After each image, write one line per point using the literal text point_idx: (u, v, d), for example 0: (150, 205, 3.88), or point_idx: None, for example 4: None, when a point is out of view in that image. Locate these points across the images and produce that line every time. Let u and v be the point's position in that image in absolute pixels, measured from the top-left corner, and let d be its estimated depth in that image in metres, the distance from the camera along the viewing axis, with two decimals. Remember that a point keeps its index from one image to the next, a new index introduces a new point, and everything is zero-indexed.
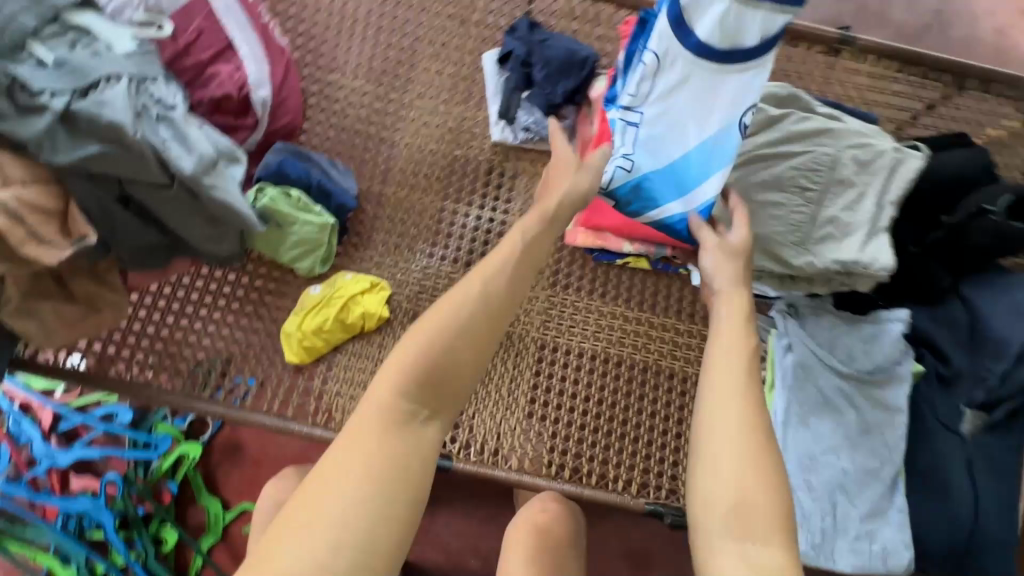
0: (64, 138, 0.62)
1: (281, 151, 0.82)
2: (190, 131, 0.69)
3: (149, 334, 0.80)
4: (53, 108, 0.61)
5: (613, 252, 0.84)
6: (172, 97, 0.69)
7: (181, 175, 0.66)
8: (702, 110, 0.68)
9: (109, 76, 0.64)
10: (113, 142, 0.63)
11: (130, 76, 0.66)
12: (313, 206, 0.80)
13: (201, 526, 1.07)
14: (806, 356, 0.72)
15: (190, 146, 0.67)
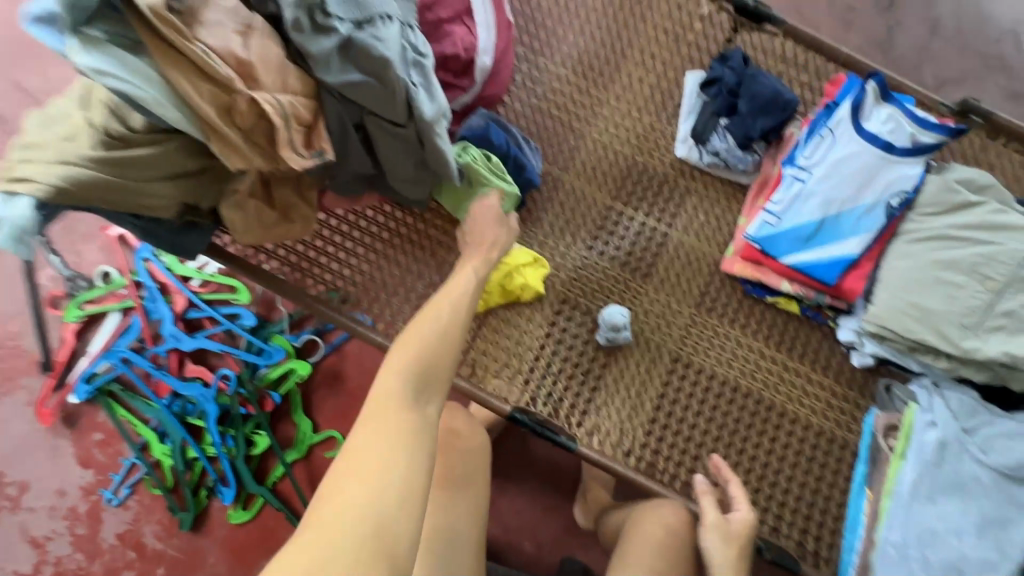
0: (338, 62, 0.67)
1: (485, 118, 0.86)
2: (434, 82, 0.74)
3: (324, 251, 0.86)
4: (338, 32, 0.66)
5: (768, 289, 0.86)
6: (424, 46, 0.74)
7: (419, 120, 0.72)
8: (860, 185, 0.79)
9: (384, 15, 0.70)
10: (377, 77, 0.68)
11: (399, 20, 0.71)
12: (506, 175, 0.83)
13: (287, 441, 1.12)
14: (947, 436, 0.73)
15: (432, 96, 0.73)
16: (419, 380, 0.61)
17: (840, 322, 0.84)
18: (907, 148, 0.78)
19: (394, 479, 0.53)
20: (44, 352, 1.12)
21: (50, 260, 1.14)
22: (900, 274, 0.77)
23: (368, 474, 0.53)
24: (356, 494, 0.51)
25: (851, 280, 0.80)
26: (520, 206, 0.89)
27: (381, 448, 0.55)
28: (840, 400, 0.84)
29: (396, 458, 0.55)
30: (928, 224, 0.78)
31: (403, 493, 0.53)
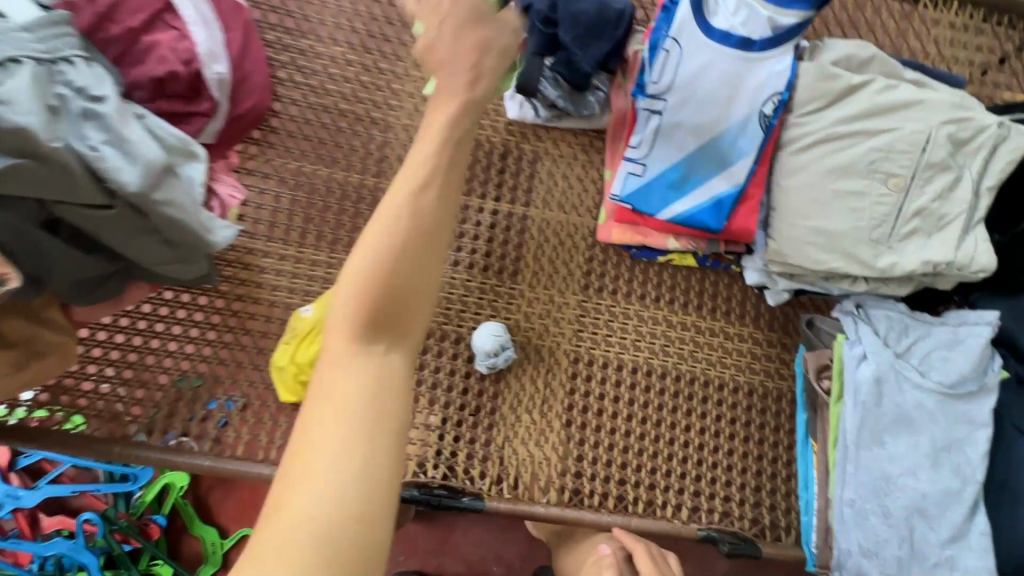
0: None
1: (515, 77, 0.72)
2: (131, 130, 0.52)
3: (105, 375, 0.66)
4: None
5: (655, 249, 0.72)
6: (99, 83, 0.52)
7: (124, 192, 0.51)
8: (726, 101, 0.64)
9: (5, 62, 0.48)
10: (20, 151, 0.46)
11: (36, 60, 0.49)
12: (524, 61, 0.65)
13: (197, 556, 0.97)
14: (882, 369, 0.63)
15: (132, 152, 0.52)
16: (370, 311, 0.36)
17: (743, 264, 0.72)
18: (767, 40, 0.62)
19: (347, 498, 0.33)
20: None
21: None
22: (792, 196, 0.64)
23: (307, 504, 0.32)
24: (314, 495, 0.32)
25: (741, 218, 0.66)
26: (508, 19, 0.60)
27: (325, 466, 0.33)
28: (764, 348, 0.74)
29: (348, 458, 0.33)
30: (812, 125, 0.63)
31: (373, 490, 0.33)
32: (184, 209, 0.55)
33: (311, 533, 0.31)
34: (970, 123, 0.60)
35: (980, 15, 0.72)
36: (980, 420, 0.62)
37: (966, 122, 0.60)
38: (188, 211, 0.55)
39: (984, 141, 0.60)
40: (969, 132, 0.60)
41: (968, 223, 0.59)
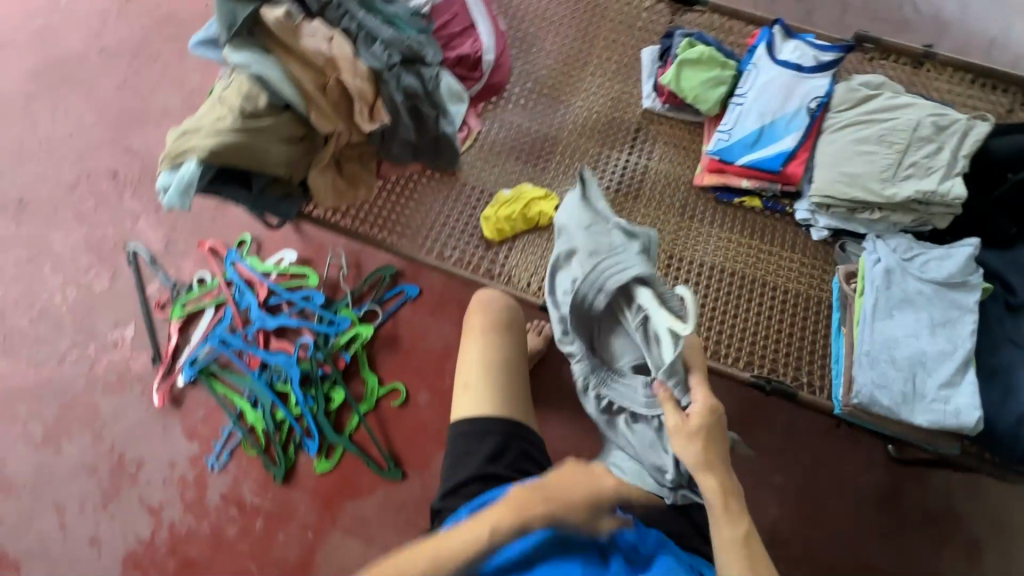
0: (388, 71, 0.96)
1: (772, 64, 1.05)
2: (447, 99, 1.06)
3: (378, 206, 1.10)
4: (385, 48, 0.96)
5: (732, 191, 1.08)
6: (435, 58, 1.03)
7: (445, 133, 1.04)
8: (785, 98, 1.04)
9: (420, 43, 1.02)
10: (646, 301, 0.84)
11: (424, 41, 1.03)
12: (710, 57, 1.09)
13: (359, 396, 1.31)
14: (891, 264, 0.92)
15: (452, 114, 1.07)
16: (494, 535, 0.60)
17: (795, 206, 1.05)
18: (813, 67, 1.04)
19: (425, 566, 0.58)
20: (154, 347, 1.37)
21: (157, 272, 1.41)
22: (828, 154, 0.99)
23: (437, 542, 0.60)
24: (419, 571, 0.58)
25: (794, 166, 1.01)
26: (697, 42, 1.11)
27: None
28: (810, 268, 1.03)
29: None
30: (843, 116, 1.00)
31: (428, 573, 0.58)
32: (450, 128, 1.05)
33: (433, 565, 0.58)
34: (947, 116, 0.95)
35: (974, 78, 1.09)
36: (967, 306, 0.88)
37: (947, 116, 0.95)
38: (452, 128, 1.05)
39: (957, 127, 0.94)
40: (947, 121, 0.94)
41: (948, 173, 0.92)
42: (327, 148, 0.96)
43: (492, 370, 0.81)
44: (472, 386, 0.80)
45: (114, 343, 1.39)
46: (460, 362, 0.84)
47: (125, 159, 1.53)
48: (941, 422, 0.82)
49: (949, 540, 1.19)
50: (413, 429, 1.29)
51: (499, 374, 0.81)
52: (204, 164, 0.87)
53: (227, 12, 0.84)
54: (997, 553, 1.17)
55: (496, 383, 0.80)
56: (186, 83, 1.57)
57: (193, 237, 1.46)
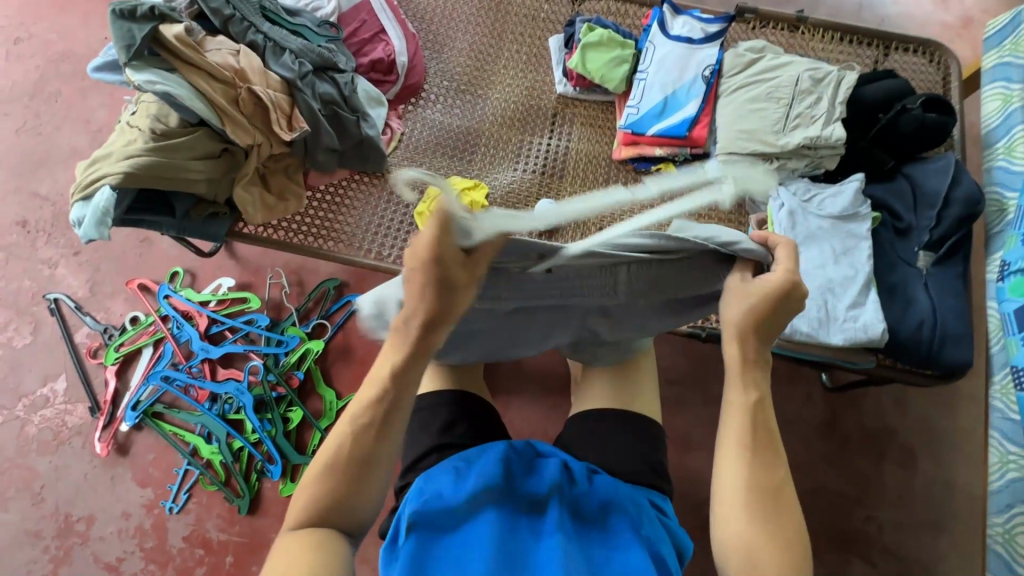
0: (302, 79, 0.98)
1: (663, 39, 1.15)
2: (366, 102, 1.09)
3: (309, 216, 1.10)
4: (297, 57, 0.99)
5: (648, 159, 1.15)
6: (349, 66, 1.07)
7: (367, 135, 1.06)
8: (682, 69, 1.12)
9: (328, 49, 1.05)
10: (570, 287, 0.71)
11: (333, 48, 1.06)
12: (611, 38, 1.17)
13: (319, 413, 1.29)
14: (793, 206, 1.01)
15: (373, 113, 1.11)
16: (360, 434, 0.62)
17: (705, 167, 1.13)
18: (703, 38, 1.13)
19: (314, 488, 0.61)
20: (91, 396, 1.30)
21: (85, 318, 1.34)
22: (727, 115, 1.08)
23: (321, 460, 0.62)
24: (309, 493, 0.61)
25: (698, 130, 1.10)
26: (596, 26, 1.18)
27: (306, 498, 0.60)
28: (727, 222, 1.11)
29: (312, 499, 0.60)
30: (735, 79, 1.10)
31: (319, 490, 0.60)
32: (372, 130, 1.07)
33: (321, 481, 0.61)
34: (821, 70, 1.06)
35: (842, 35, 1.21)
36: (861, 235, 0.97)
37: (823, 69, 1.06)
38: (374, 130, 1.07)
39: (831, 79, 1.05)
40: (822, 74, 1.06)
41: (829, 119, 1.03)
42: (249, 160, 0.96)
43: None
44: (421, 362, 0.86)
45: (44, 399, 1.31)
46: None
47: (34, 205, 1.45)
48: (854, 339, 0.91)
49: (886, 453, 1.30)
50: None
51: None
52: (118, 189, 0.85)
53: (124, 32, 0.81)
54: (928, 456, 1.29)
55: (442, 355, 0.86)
56: (91, 120, 1.52)
57: (119, 277, 1.40)
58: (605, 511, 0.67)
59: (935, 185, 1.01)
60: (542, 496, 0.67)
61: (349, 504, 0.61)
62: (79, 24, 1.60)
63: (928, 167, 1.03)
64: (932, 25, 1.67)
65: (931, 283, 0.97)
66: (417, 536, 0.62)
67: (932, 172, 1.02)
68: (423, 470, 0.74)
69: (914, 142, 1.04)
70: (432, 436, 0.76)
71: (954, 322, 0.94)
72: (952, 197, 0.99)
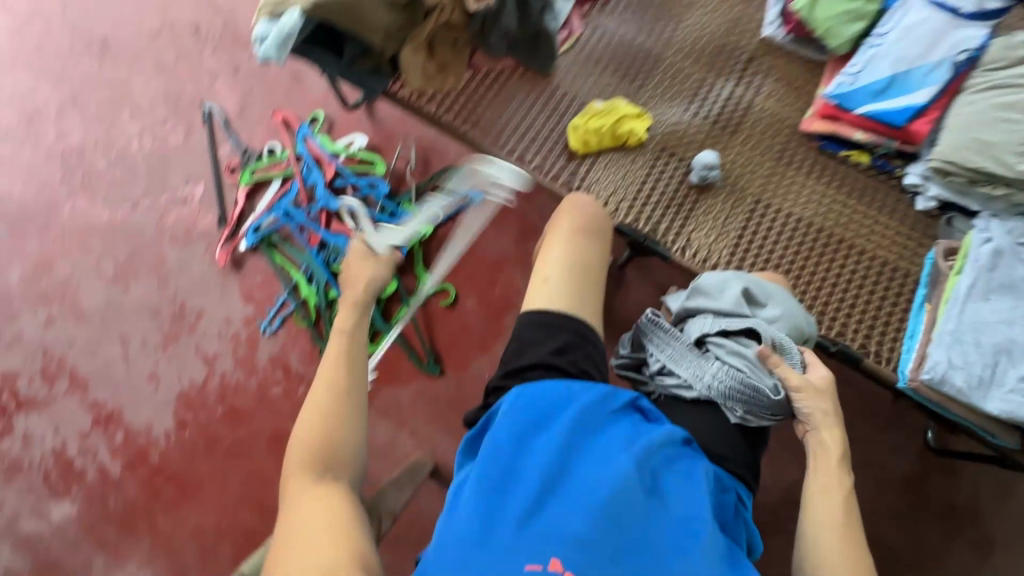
0: None
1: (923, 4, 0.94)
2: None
3: (464, 98, 1.06)
4: None
5: (840, 142, 1.00)
6: None
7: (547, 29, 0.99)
8: (930, 45, 0.93)
9: None
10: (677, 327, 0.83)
11: None
12: None
13: (410, 291, 1.34)
14: (1002, 246, 0.86)
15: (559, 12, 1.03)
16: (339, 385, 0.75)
17: (906, 168, 0.97)
18: (973, 14, 0.92)
19: (310, 435, 0.71)
20: (221, 208, 1.40)
21: (230, 135, 1.42)
22: (965, 115, 0.90)
23: (310, 412, 0.73)
24: (305, 445, 0.70)
25: (918, 124, 0.93)
26: None
27: (302, 444, 0.71)
28: (906, 238, 0.97)
29: (316, 440, 0.71)
30: (993, 75, 0.90)
31: (313, 436, 0.71)
32: (553, 25, 1.01)
33: (317, 429, 0.71)
34: None
35: None
36: None
37: None
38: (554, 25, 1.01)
39: None
40: None
41: None
42: (429, 22, 0.91)
43: (570, 272, 0.80)
44: (549, 280, 0.80)
45: (183, 198, 1.43)
46: (539, 258, 0.84)
47: (208, 14, 1.51)
48: (1014, 413, 0.79)
49: (964, 534, 1.19)
50: (457, 330, 1.31)
51: (576, 270, 0.80)
52: (305, 15, 0.84)
53: None
54: (1012, 555, 1.17)
55: (573, 282, 0.79)
56: None
57: (267, 106, 1.45)
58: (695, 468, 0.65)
59: None
60: (635, 429, 0.67)
61: (335, 451, 0.70)
62: None
63: None
64: None
65: None
66: (512, 425, 0.65)
67: None
68: (526, 381, 0.74)
69: None
70: (541, 357, 0.74)
71: None
72: None
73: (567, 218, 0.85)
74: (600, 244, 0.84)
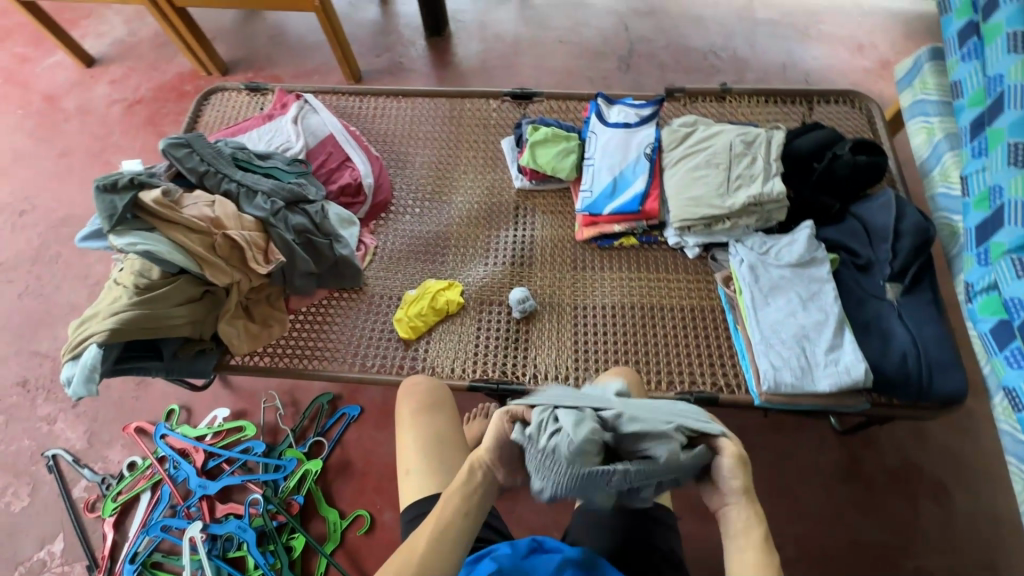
0: (275, 215, 1.06)
1: (604, 129, 1.24)
2: (344, 231, 1.18)
3: (294, 338, 1.13)
4: (268, 196, 1.07)
5: (609, 236, 1.21)
6: (317, 195, 1.16)
7: (342, 257, 1.12)
8: (625, 151, 1.21)
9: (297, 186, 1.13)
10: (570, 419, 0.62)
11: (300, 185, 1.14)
12: (558, 134, 1.26)
13: (323, 536, 1.25)
14: (753, 260, 1.05)
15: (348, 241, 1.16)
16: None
17: (665, 235, 1.19)
18: (638, 121, 1.23)
19: None
20: (89, 553, 1.26)
21: (82, 471, 1.34)
22: (674, 186, 1.15)
23: None
24: None
25: (650, 203, 1.16)
26: (541, 125, 1.29)
27: None
28: (697, 283, 1.15)
29: None
30: (674, 153, 1.18)
31: None
32: (346, 250, 1.14)
33: None
34: (750, 133, 1.15)
35: (767, 99, 1.32)
36: (822, 278, 1.01)
37: (752, 133, 1.15)
38: (349, 251, 1.14)
39: (761, 139, 1.13)
40: (752, 137, 1.14)
41: (767, 176, 1.10)
42: (232, 296, 1.01)
43: (427, 450, 0.83)
44: (412, 470, 0.81)
45: (41, 563, 1.27)
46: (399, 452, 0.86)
47: (34, 363, 1.50)
48: (840, 382, 0.91)
49: (917, 491, 1.23)
50: (387, 553, 1.23)
51: (432, 450, 0.82)
52: (104, 344, 0.89)
53: (107, 204, 0.89)
54: (963, 490, 1.23)
55: (432, 458, 0.82)
56: (89, 275, 1.61)
57: (116, 423, 1.41)
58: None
59: (883, 220, 1.06)
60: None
61: None
62: (78, 190, 1.76)
63: (871, 205, 1.09)
64: (854, 73, 1.82)
65: (905, 313, 0.98)
66: None
67: (876, 208, 1.08)
68: None
69: (853, 183, 1.10)
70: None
71: (937, 352, 0.94)
72: (902, 229, 1.03)
73: (409, 407, 0.88)
74: (448, 414, 0.89)
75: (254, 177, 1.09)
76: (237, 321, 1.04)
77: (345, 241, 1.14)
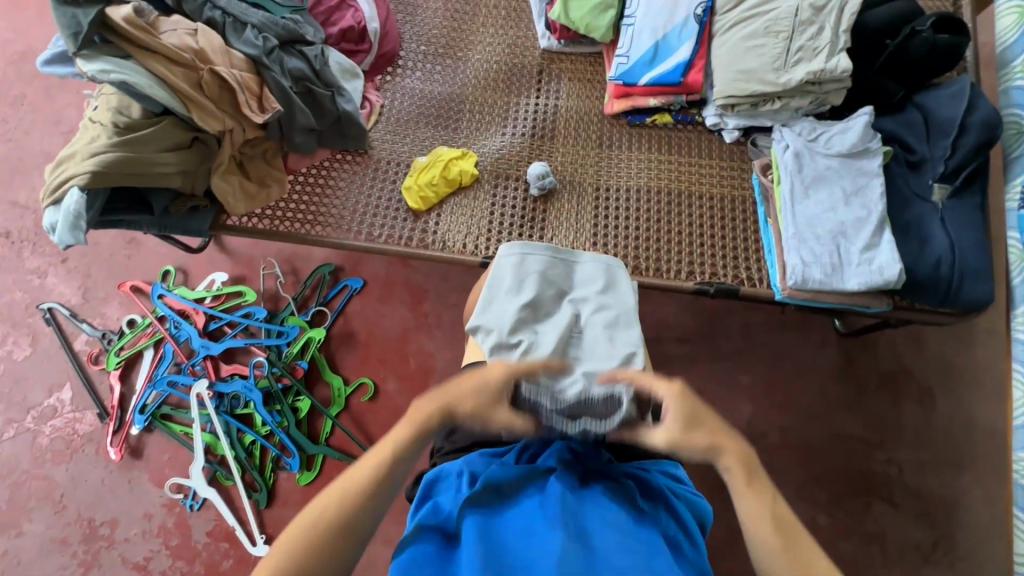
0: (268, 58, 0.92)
1: None
2: (348, 85, 1.05)
3: (295, 200, 1.04)
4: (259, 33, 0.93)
5: (642, 112, 1.09)
6: (314, 37, 1.00)
7: (345, 113, 1.00)
8: (670, 9, 1.04)
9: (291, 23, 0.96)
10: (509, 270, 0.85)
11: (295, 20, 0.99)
12: None
13: (327, 400, 1.28)
14: (799, 148, 0.96)
15: (352, 99, 1.03)
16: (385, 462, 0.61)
17: (703, 113, 1.07)
18: None
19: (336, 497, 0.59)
20: (98, 402, 1.29)
21: (81, 325, 1.32)
22: (723, 56, 1.01)
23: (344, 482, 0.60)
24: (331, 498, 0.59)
25: (693, 75, 1.03)
26: None
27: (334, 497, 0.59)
28: (730, 170, 1.06)
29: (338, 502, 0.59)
30: (731, 15, 1.03)
31: (338, 500, 0.59)
32: (349, 105, 1.02)
33: (344, 492, 0.59)
34: None
35: None
36: (873, 171, 0.93)
37: None
38: (351, 105, 1.01)
39: (835, 4, 0.97)
40: (824, 1, 0.97)
41: (833, 50, 0.95)
42: (224, 146, 0.91)
43: None
44: None
45: (53, 408, 1.30)
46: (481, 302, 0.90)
47: (15, 215, 1.41)
48: (869, 282, 0.87)
49: (904, 394, 1.27)
50: (389, 418, 1.27)
51: None
52: (87, 190, 0.81)
53: (69, 18, 0.76)
54: (949, 396, 1.27)
55: None
56: (62, 120, 1.46)
57: (111, 281, 1.37)
58: (605, 521, 0.56)
59: (950, 110, 0.94)
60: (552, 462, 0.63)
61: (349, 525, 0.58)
62: (36, 20, 1.54)
63: (939, 93, 0.97)
64: None
65: (948, 218, 0.92)
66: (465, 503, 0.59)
67: (945, 95, 0.97)
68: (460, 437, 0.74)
69: (925, 67, 0.98)
70: None
71: (975, 260, 0.89)
72: (968, 122, 0.92)
73: None
74: None
75: (235, 8, 0.92)
76: (231, 177, 0.94)
77: (349, 96, 1.02)
